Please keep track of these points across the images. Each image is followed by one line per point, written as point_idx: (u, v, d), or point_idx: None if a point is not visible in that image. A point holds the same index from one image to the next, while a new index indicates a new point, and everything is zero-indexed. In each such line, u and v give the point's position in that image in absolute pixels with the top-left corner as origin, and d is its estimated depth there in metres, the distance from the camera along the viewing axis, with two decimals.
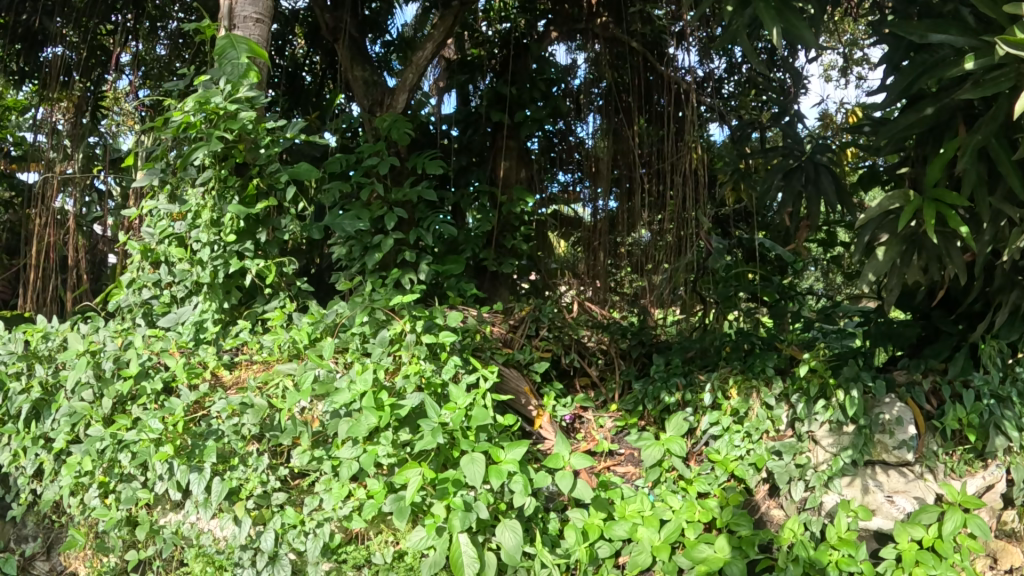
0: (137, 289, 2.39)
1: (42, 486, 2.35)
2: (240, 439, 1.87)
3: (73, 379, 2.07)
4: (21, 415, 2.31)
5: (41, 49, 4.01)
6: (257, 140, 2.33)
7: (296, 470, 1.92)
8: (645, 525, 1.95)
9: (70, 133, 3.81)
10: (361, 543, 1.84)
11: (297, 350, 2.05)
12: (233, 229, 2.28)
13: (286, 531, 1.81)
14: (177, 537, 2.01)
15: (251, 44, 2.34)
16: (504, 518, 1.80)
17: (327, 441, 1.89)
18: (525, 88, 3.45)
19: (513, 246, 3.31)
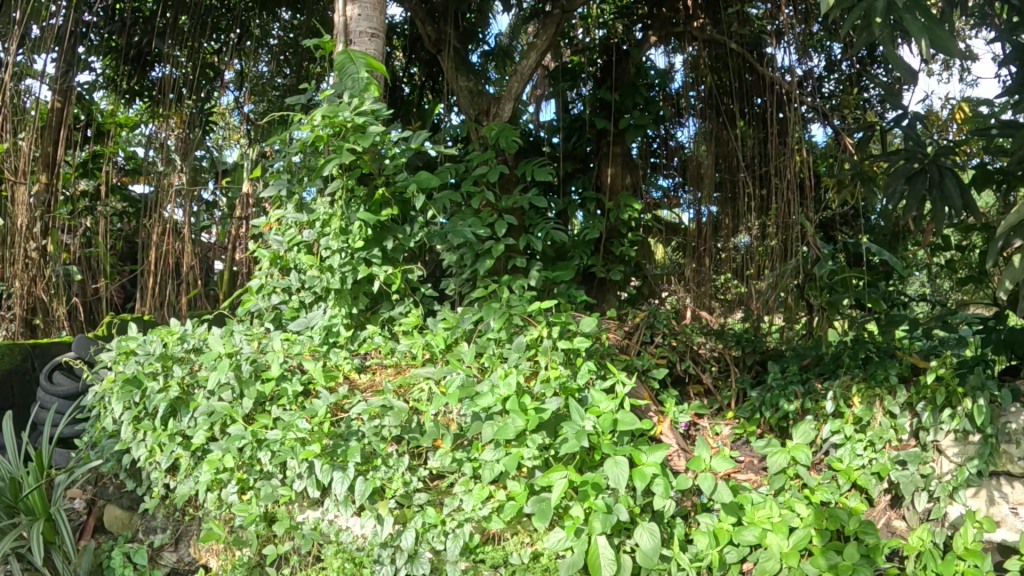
0: (267, 295, 2.53)
1: (176, 482, 2.47)
2: (381, 440, 2.04)
3: (217, 380, 2.20)
4: (158, 413, 2.43)
5: (152, 70, 4.31)
6: (383, 151, 2.44)
7: (434, 472, 2.09)
8: (775, 530, 1.92)
9: (180, 148, 3.95)
10: (498, 543, 1.97)
11: (432, 354, 2.23)
12: (361, 237, 2.37)
13: (427, 530, 1.96)
14: (316, 533, 2.13)
15: (369, 58, 2.53)
16: (640, 521, 1.86)
17: (464, 444, 2.08)
18: (628, 92, 3.52)
19: (620, 253, 3.34)
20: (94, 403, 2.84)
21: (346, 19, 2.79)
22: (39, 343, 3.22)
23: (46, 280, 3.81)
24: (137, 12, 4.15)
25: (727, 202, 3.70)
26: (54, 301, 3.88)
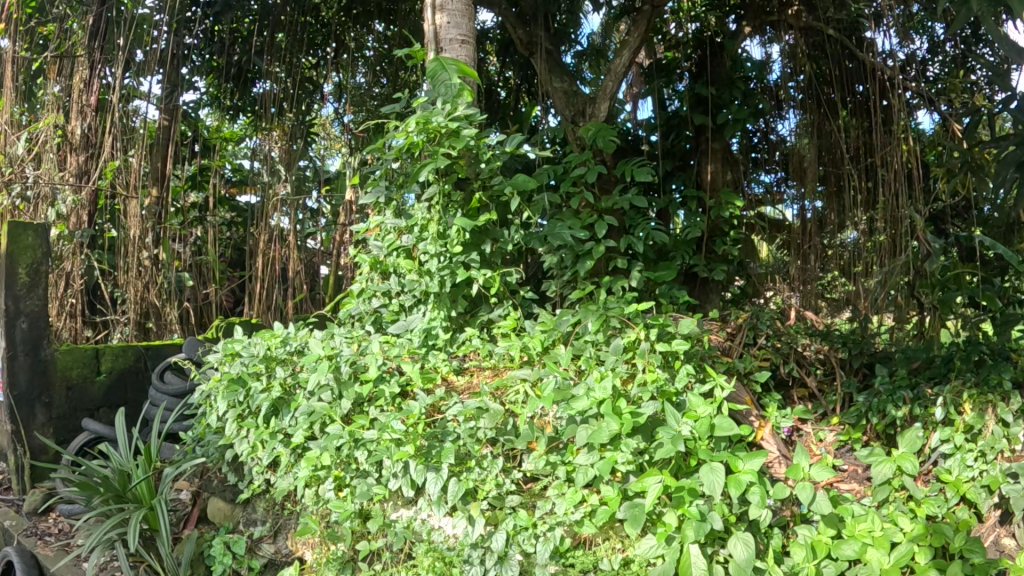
0: (368, 298, 2.75)
1: (276, 477, 2.57)
2: (476, 441, 2.16)
3: (318, 380, 2.34)
4: (262, 411, 2.56)
5: (253, 85, 4.76)
6: (478, 156, 2.57)
7: (528, 475, 2.16)
8: (875, 546, 1.84)
9: (284, 159, 4.44)
10: (590, 548, 2.01)
11: (529, 356, 2.35)
12: (459, 241, 2.52)
13: (518, 532, 2.04)
14: (408, 532, 2.22)
15: (460, 64, 2.63)
16: (734, 531, 1.83)
17: (559, 447, 2.16)
18: (725, 87, 3.50)
19: (723, 252, 3.33)
20: (200, 401, 3.06)
21: (436, 28, 2.92)
22: (152, 346, 4.04)
23: (159, 287, 4.36)
24: (235, 32, 4.63)
25: (833, 195, 3.73)
26: (166, 307, 4.39)
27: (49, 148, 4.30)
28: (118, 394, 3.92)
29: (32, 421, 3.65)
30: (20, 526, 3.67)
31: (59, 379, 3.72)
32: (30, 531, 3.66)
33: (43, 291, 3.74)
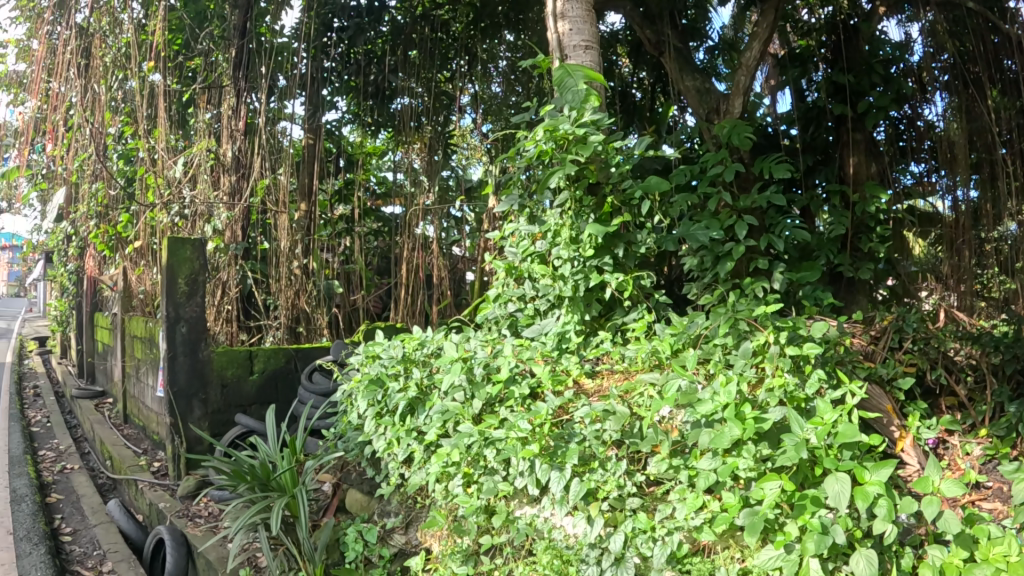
0: (503, 303, 3.37)
1: (409, 471, 2.77)
2: (601, 443, 2.37)
3: (451, 380, 2.63)
4: (399, 410, 2.81)
5: (390, 102, 6.01)
6: (608, 161, 3.12)
7: (651, 478, 2.34)
8: (1012, 571, 1.76)
9: (427, 170, 5.62)
10: (708, 556, 2.08)
11: (659, 360, 2.75)
12: (591, 246, 3.03)
13: (636, 535, 2.17)
14: (531, 529, 2.39)
15: (584, 70, 3.14)
16: (859, 547, 1.83)
17: (683, 452, 2.34)
18: (864, 73, 4.12)
19: (869, 250, 3.89)
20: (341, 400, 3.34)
21: (561, 36, 3.62)
22: (301, 348, 4.74)
23: (307, 294, 5.21)
24: (370, 54, 5.96)
25: (986, 179, 4.37)
26: (315, 312, 5.23)
27: (206, 169, 5.28)
28: (267, 390, 4.62)
29: (190, 414, 4.37)
30: (174, 507, 4.22)
31: (214, 376, 4.45)
32: (183, 513, 4.10)
33: (200, 300, 4.49)
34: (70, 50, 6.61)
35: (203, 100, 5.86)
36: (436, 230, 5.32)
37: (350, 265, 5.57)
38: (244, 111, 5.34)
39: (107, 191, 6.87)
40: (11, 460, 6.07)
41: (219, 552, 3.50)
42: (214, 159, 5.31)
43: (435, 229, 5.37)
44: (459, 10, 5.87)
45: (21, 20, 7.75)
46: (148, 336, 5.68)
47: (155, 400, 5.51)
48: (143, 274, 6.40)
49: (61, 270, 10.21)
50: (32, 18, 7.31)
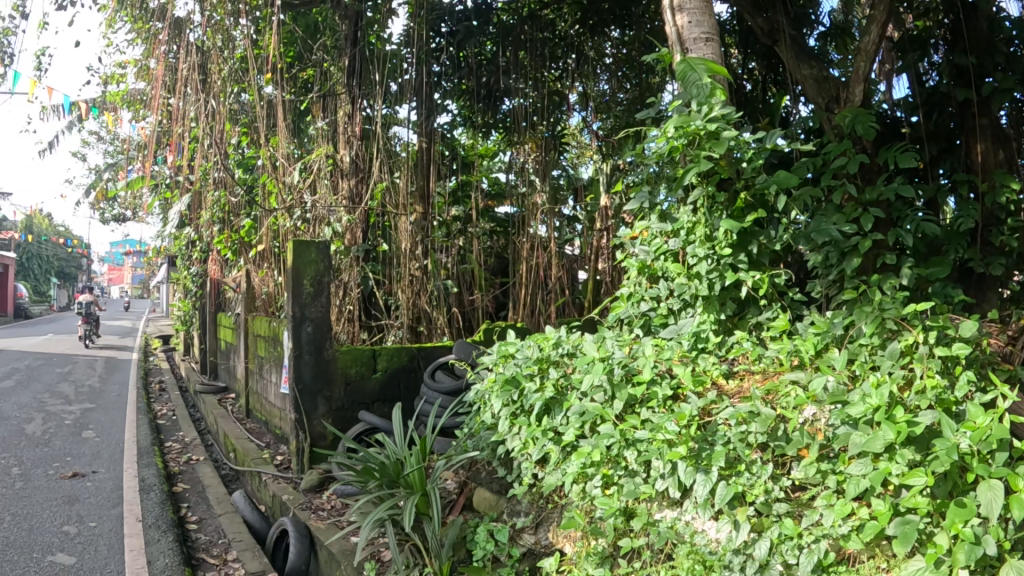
0: (637, 302, 3.49)
1: (543, 471, 2.97)
2: (746, 445, 2.37)
3: (593, 381, 2.81)
4: (536, 409, 3.04)
5: (501, 104, 6.74)
6: (738, 156, 3.16)
7: (797, 483, 2.28)
8: None
9: (540, 168, 6.21)
10: (853, 565, 2.03)
11: (803, 360, 2.76)
12: (727, 244, 3.15)
13: (782, 541, 2.12)
14: (672, 531, 2.37)
15: (707, 64, 3.27)
16: (1012, 559, 1.79)
17: (831, 456, 2.28)
18: (987, 56, 3.91)
19: (1001, 243, 3.63)
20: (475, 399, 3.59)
21: (679, 29, 3.56)
22: (423, 349, 4.94)
23: (427, 294, 5.51)
24: (480, 57, 6.68)
25: None
26: (435, 312, 5.52)
27: (326, 175, 5.70)
28: (389, 388, 4.82)
29: (314, 411, 4.58)
30: (298, 499, 4.33)
31: (338, 375, 4.66)
32: (306, 506, 4.21)
33: (325, 300, 4.66)
34: (190, 66, 7.03)
35: (318, 109, 6.12)
36: (552, 229, 5.94)
37: (467, 266, 5.86)
38: (360, 118, 5.72)
39: (226, 198, 7.30)
40: (141, 451, 6.33)
41: (342, 545, 3.56)
42: (332, 165, 5.72)
43: (549, 229, 5.98)
44: (564, 10, 6.45)
45: (141, 42, 8.30)
46: (271, 334, 5.94)
47: (278, 396, 5.75)
48: (265, 276, 6.74)
49: (184, 273, 10.91)
50: (150, 38, 7.81)
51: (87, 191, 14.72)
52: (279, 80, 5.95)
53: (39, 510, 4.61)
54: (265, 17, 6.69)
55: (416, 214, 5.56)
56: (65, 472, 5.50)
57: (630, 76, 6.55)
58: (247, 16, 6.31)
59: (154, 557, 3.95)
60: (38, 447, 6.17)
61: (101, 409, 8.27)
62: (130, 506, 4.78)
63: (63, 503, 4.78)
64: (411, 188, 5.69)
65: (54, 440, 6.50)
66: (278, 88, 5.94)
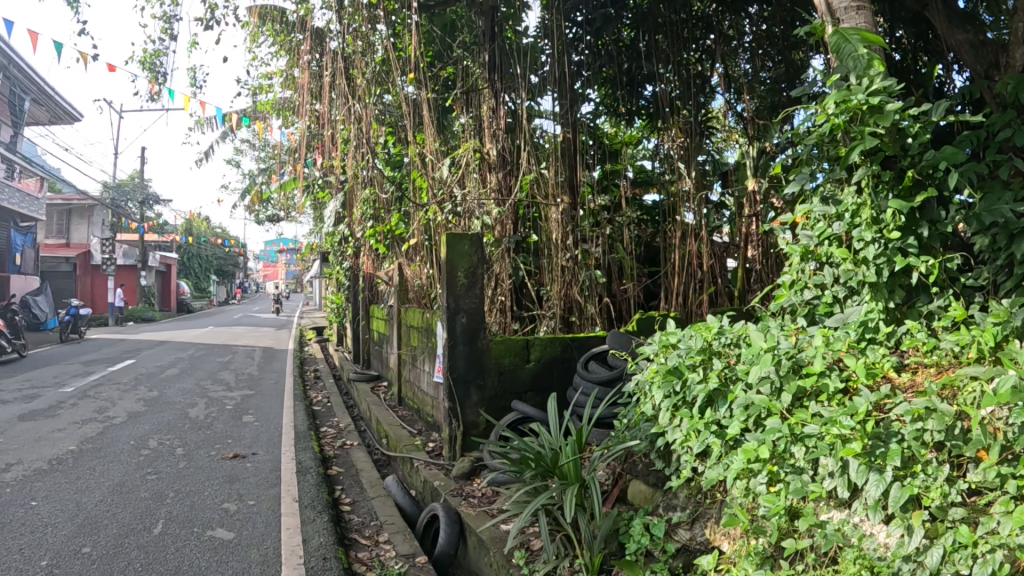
0: (800, 290, 3.61)
1: (704, 465, 3.01)
2: (921, 445, 2.31)
3: (761, 372, 2.91)
4: (699, 402, 3.15)
5: (643, 90, 7.12)
6: (904, 134, 3.17)
7: (972, 487, 2.18)
8: None
9: (685, 155, 6.23)
10: None
11: (982, 353, 2.68)
12: (895, 225, 3.13)
13: (956, 550, 2.04)
14: (840, 532, 2.35)
15: (862, 34, 3.23)
16: None
17: (1011, 459, 2.15)
18: None
19: None
20: (634, 390, 3.77)
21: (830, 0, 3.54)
22: (576, 339, 5.19)
23: (579, 285, 5.67)
24: (619, 45, 6.97)
25: None
26: (587, 302, 5.69)
27: (474, 169, 5.84)
28: (541, 378, 5.08)
29: (468, 399, 4.89)
30: (448, 485, 4.52)
31: (491, 365, 4.95)
32: (457, 493, 4.37)
33: (478, 291, 4.92)
34: (336, 72, 7.47)
35: (461, 106, 6.48)
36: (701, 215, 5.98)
37: (615, 256, 6.02)
38: (503, 112, 5.91)
39: (376, 196, 7.68)
40: (299, 436, 6.80)
41: (492, 532, 3.69)
42: (480, 158, 5.89)
43: (697, 216, 6.03)
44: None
45: (284, 53, 8.91)
46: (424, 325, 6.24)
47: (430, 384, 6.04)
48: (417, 269, 7.11)
49: (337, 267, 11.62)
50: (293, 50, 8.38)
51: (243, 194, 16.00)
52: (423, 80, 6.22)
53: (202, 489, 5.05)
54: (402, 21, 7.01)
55: (563, 204, 5.62)
56: (227, 454, 5.98)
57: (772, 54, 6.56)
58: (385, 22, 6.64)
59: (307, 536, 4.20)
60: (202, 430, 6.77)
61: (261, 395, 8.99)
62: (285, 488, 5.14)
63: (224, 483, 5.21)
64: (558, 177, 5.79)
65: (217, 423, 7.12)
66: (420, 87, 6.21)
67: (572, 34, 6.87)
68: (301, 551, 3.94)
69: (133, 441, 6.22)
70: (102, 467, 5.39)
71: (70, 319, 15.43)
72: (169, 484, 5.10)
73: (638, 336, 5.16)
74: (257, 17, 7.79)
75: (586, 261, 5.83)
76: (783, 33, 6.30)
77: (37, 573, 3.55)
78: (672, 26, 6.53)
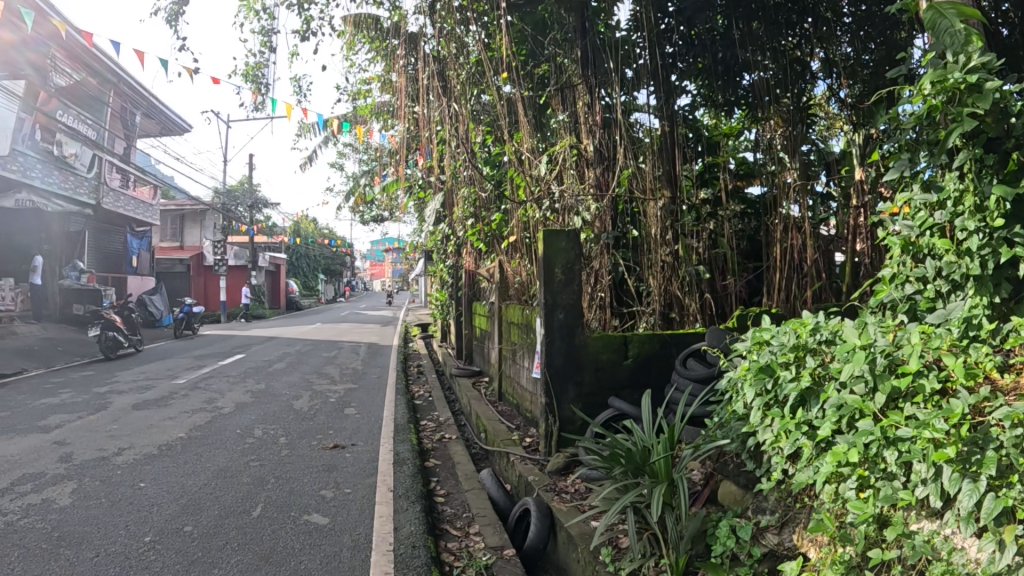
0: (901, 285, 3.37)
1: (795, 468, 2.94)
2: (1020, 453, 2.09)
3: (853, 372, 2.76)
4: (790, 400, 3.00)
5: (740, 80, 6.85)
6: (1006, 112, 2.89)
7: None
8: None
9: (788, 146, 6.07)
10: None
11: None
12: (1001, 212, 2.86)
13: None
14: (928, 545, 2.23)
15: (959, 8, 3.04)
16: None
17: None
18: None
19: None
20: (726, 387, 3.56)
21: None
22: (674, 335, 5.05)
23: (679, 280, 5.56)
24: (711, 33, 6.66)
25: None
26: (687, 298, 5.59)
27: (571, 165, 5.75)
28: (640, 374, 4.96)
29: (564, 394, 4.80)
30: (542, 480, 4.39)
31: (588, 360, 4.85)
32: (550, 488, 4.23)
33: (576, 287, 4.82)
34: (430, 75, 7.59)
35: (557, 103, 6.24)
36: (807, 208, 5.89)
37: (719, 250, 5.93)
38: (600, 106, 5.67)
39: (476, 194, 7.71)
40: (398, 428, 6.95)
41: (581, 528, 3.61)
42: (578, 155, 5.74)
43: (802, 208, 5.93)
44: None
45: (381, 59, 9.13)
46: (524, 322, 6.28)
47: (529, 380, 6.06)
48: (517, 266, 7.15)
49: (441, 265, 11.83)
50: (388, 55, 8.58)
51: (347, 197, 16.58)
52: (515, 78, 6.23)
53: (301, 476, 5.08)
54: (491, 21, 6.99)
55: (663, 199, 5.53)
56: (328, 444, 6.11)
57: (873, 35, 6.25)
58: (475, 23, 6.66)
59: (399, 524, 4.10)
60: (305, 421, 7.07)
61: (362, 389, 9.29)
62: (381, 478, 5.08)
63: (323, 471, 5.24)
64: (658, 172, 5.69)
65: (320, 416, 7.39)
66: (515, 86, 6.17)
67: (664, 25, 6.62)
68: (391, 539, 3.85)
69: (239, 430, 6.57)
70: (209, 454, 5.69)
71: (183, 315, 16.52)
72: (269, 470, 5.24)
73: (736, 332, 4.96)
74: (352, 26, 7.89)
75: (687, 254, 5.69)
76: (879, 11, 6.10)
77: (140, 548, 3.73)
78: (767, 12, 6.19)
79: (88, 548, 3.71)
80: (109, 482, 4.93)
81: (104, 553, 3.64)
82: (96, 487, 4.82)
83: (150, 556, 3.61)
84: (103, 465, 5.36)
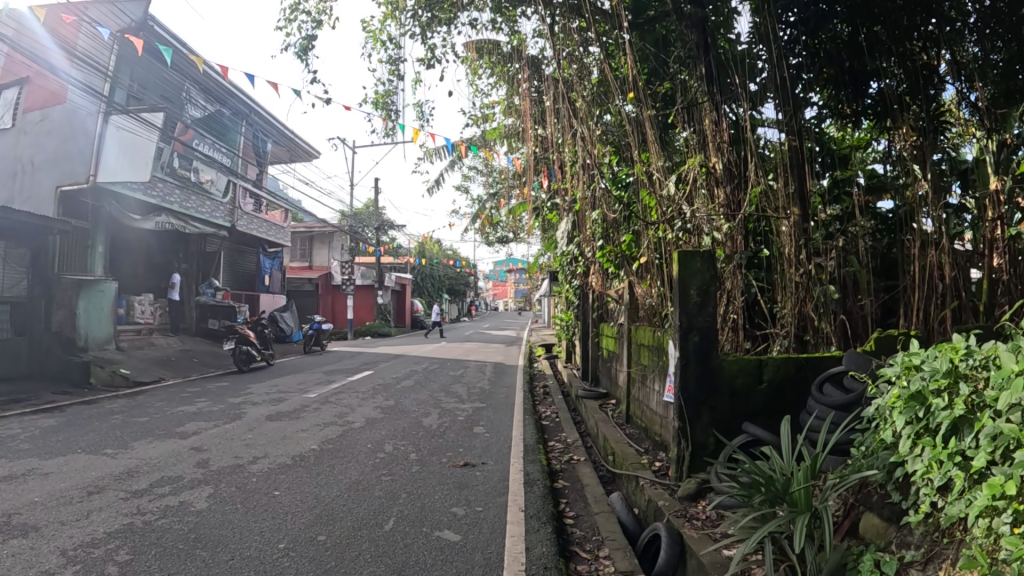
0: None
1: (945, 500, 2.75)
2: None
3: (1009, 399, 2.50)
4: (942, 429, 2.82)
5: (868, 89, 6.62)
6: None
7: None
8: None
9: (914, 154, 5.74)
10: None
11: None
12: None
13: None
14: None
15: None
16: None
17: None
18: None
19: None
20: (874, 415, 3.46)
21: None
22: (810, 359, 4.93)
23: (813, 301, 5.52)
24: (835, 40, 6.44)
25: None
26: (822, 321, 5.53)
27: (702, 184, 5.81)
28: (775, 400, 4.91)
29: (698, 420, 4.86)
30: (672, 506, 4.41)
31: (723, 384, 4.89)
32: (681, 514, 4.25)
33: (712, 308, 4.89)
34: (554, 96, 7.82)
35: (682, 120, 6.26)
36: (940, 222, 5.51)
37: (850, 268, 5.68)
38: (726, 123, 5.69)
39: (604, 215, 7.73)
40: (527, 448, 7.04)
41: (713, 557, 3.54)
42: (707, 173, 5.78)
43: (936, 222, 5.55)
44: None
45: (503, 83, 9.38)
46: (656, 343, 6.29)
47: (660, 403, 6.04)
48: (649, 287, 7.18)
49: (567, 285, 11.96)
50: (511, 78, 8.81)
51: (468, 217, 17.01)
52: (640, 98, 6.27)
53: (432, 492, 5.25)
54: (615, 41, 7.06)
55: (793, 216, 5.46)
56: (459, 462, 6.29)
57: (1001, 34, 5.81)
58: (596, 43, 6.77)
59: (530, 544, 4.21)
60: (435, 438, 7.28)
61: (490, 408, 9.49)
62: (512, 497, 5.19)
63: (454, 488, 5.39)
64: (789, 188, 5.59)
65: (449, 433, 7.61)
66: (641, 106, 6.15)
67: (786, 37, 6.50)
68: (523, 559, 3.96)
69: (371, 444, 6.85)
70: (343, 466, 5.98)
71: (311, 332, 17.42)
72: (401, 485, 5.44)
73: (877, 356, 4.84)
74: (473, 51, 8.15)
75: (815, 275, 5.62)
76: (1010, 6, 5.65)
77: (275, 553, 3.96)
78: (889, 15, 5.89)
79: (223, 551, 3.95)
80: (246, 489, 5.24)
81: (239, 557, 3.87)
82: (231, 493, 5.14)
83: (284, 562, 3.82)
84: (239, 472, 5.71)
